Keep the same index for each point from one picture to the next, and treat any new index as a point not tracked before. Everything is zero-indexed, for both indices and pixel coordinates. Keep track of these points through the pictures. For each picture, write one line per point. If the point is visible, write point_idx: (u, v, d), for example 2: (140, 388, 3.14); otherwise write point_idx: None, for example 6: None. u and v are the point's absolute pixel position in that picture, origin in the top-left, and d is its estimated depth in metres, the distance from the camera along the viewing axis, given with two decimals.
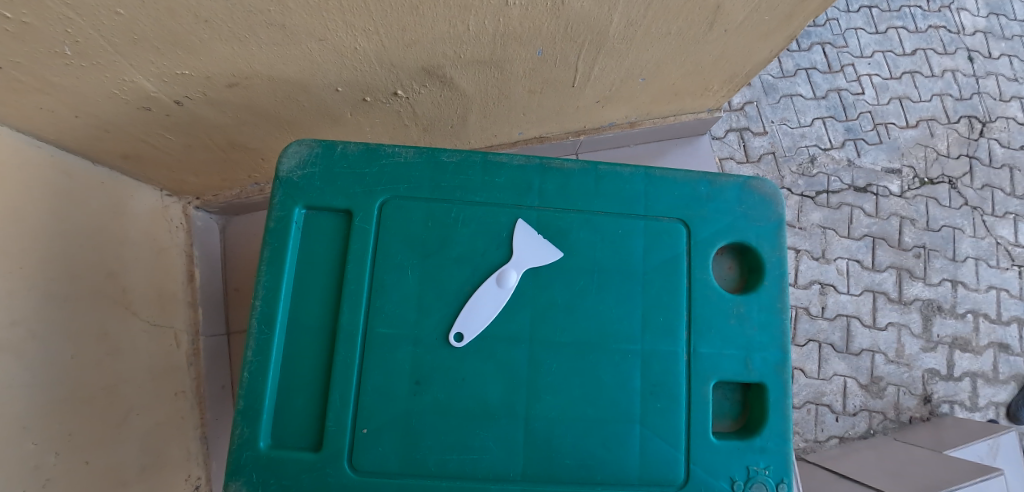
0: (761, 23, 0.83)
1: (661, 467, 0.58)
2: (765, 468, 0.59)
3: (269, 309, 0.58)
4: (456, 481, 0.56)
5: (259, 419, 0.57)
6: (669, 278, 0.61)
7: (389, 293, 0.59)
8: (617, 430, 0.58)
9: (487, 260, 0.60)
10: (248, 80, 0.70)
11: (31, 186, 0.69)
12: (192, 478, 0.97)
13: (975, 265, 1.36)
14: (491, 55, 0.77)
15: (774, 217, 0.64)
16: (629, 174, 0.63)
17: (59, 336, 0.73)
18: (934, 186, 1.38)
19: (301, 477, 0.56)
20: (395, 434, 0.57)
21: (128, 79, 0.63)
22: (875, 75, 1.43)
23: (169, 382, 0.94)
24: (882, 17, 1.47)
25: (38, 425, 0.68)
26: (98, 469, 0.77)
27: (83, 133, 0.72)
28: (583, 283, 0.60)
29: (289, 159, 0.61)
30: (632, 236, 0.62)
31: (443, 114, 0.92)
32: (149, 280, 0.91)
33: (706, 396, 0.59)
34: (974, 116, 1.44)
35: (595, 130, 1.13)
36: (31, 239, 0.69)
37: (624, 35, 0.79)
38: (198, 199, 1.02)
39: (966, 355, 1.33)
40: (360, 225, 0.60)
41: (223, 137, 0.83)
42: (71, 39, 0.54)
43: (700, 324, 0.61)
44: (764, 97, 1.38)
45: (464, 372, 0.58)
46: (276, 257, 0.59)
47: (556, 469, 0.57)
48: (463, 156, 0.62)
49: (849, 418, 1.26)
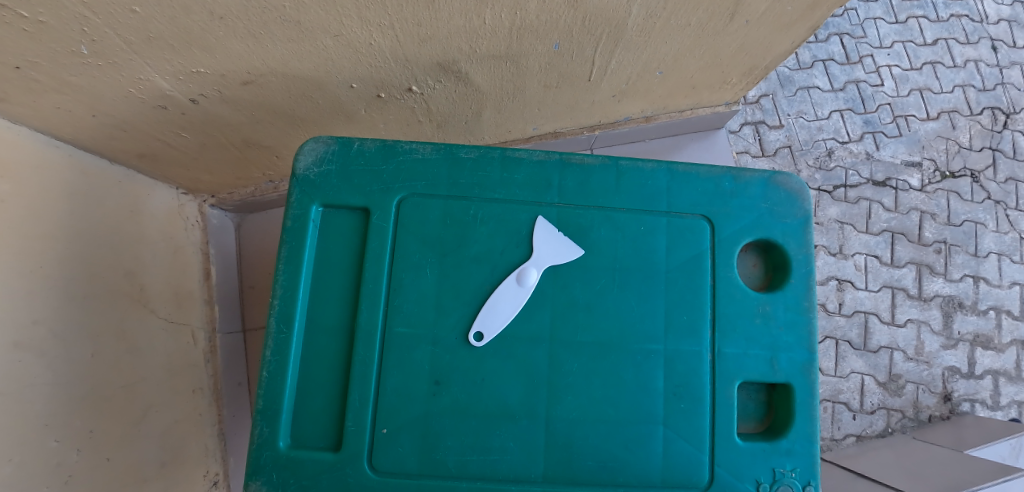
0: (783, 14, 0.81)
1: (684, 469, 0.57)
2: (790, 471, 0.58)
3: (287, 308, 0.58)
4: (476, 482, 0.56)
5: (278, 420, 0.56)
6: (692, 277, 0.60)
7: (407, 293, 0.58)
8: (638, 431, 0.57)
9: (506, 258, 0.59)
10: (262, 77, 0.69)
11: (48, 185, 0.69)
12: (209, 474, 0.98)
13: (998, 261, 1.32)
14: (507, 49, 0.76)
15: (800, 213, 0.62)
16: (651, 170, 0.61)
17: (80, 334, 0.73)
18: (956, 179, 1.35)
19: (320, 478, 0.56)
20: (414, 434, 0.56)
21: (144, 77, 0.63)
22: (895, 66, 1.39)
23: (187, 379, 0.94)
24: (902, 5, 1.43)
25: (60, 423, 0.69)
26: (118, 467, 0.77)
27: (99, 132, 0.71)
28: (603, 282, 0.59)
29: (306, 157, 0.60)
30: (654, 234, 0.60)
31: (457, 110, 0.91)
32: (166, 278, 0.92)
33: (731, 397, 0.58)
34: (998, 108, 1.40)
35: (610, 125, 1.11)
36: (50, 238, 0.69)
37: (643, 27, 0.78)
38: (213, 197, 1.02)
39: (987, 353, 1.30)
40: (378, 223, 0.59)
41: (237, 135, 0.83)
42: (87, 38, 0.54)
43: (724, 323, 0.59)
44: (780, 89, 1.35)
45: (484, 372, 0.57)
46: (293, 256, 0.59)
47: (577, 471, 0.56)
48: (481, 153, 0.61)
49: (866, 416, 1.24)
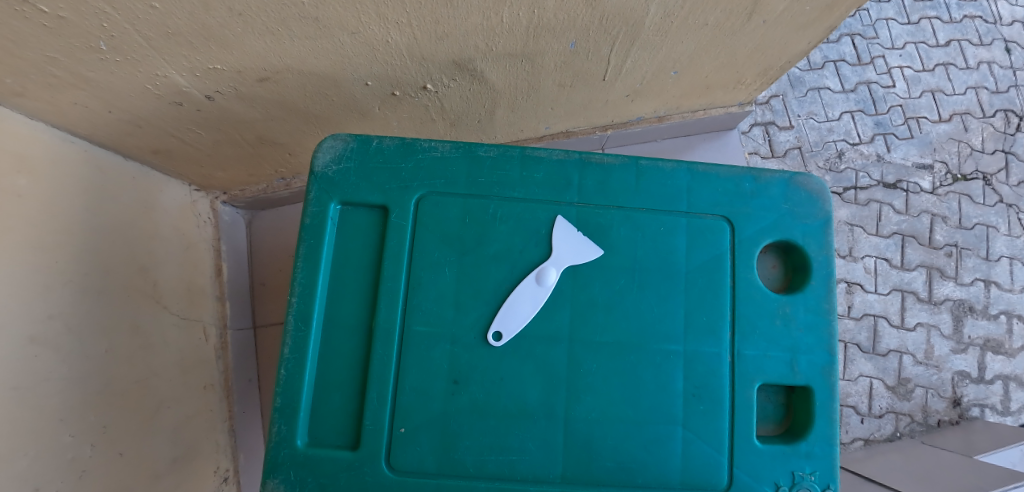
0: (801, 14, 0.80)
1: (703, 471, 0.57)
2: (811, 474, 0.57)
3: (305, 305, 0.58)
4: (494, 482, 0.55)
5: (296, 417, 0.56)
6: (712, 278, 0.59)
7: (426, 291, 0.58)
8: (657, 432, 0.57)
9: (525, 257, 0.59)
10: (279, 74, 0.69)
11: (64, 180, 0.69)
12: (220, 470, 0.98)
13: (1010, 265, 1.31)
14: (523, 48, 0.76)
15: (821, 215, 0.61)
16: (671, 169, 0.61)
17: (95, 329, 0.73)
18: (967, 182, 1.34)
19: (338, 476, 0.55)
20: (432, 434, 0.56)
21: (161, 73, 0.63)
22: (907, 67, 1.38)
23: (198, 376, 0.94)
24: (915, 6, 1.42)
25: (74, 418, 0.69)
26: (131, 462, 0.77)
27: (115, 128, 0.72)
28: (622, 282, 0.59)
29: (324, 154, 0.60)
30: (674, 234, 0.60)
31: (471, 108, 0.90)
32: (179, 274, 0.92)
33: (750, 399, 0.58)
34: (1011, 110, 1.39)
35: (622, 125, 1.11)
36: (66, 233, 0.69)
37: (659, 27, 0.77)
38: (225, 193, 1.02)
39: (998, 358, 1.28)
40: (396, 221, 0.59)
41: (251, 132, 0.83)
42: (107, 34, 0.54)
43: (744, 324, 0.59)
44: (790, 90, 1.35)
45: (502, 371, 0.57)
46: (312, 253, 0.59)
47: (595, 472, 0.56)
48: (501, 151, 0.60)
49: (874, 420, 1.23)
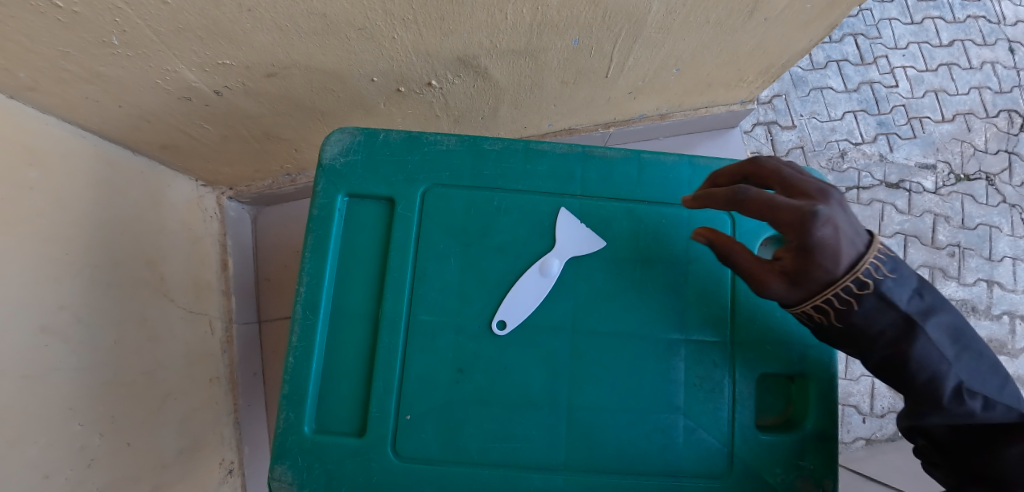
0: (802, 12, 0.81)
1: (703, 459, 0.57)
2: (810, 463, 0.58)
3: (313, 295, 0.59)
4: (498, 469, 0.56)
5: (303, 404, 0.57)
6: (713, 269, 0.60)
7: (431, 281, 0.59)
8: (658, 421, 0.58)
9: (530, 248, 0.60)
10: (285, 70, 0.70)
11: (75, 174, 0.70)
12: (225, 462, 0.99)
13: (1013, 265, 1.31)
14: (526, 45, 0.77)
15: None
16: (672, 163, 0.62)
17: (104, 321, 0.74)
18: (970, 182, 1.34)
19: (345, 462, 0.56)
20: (437, 421, 0.57)
21: (171, 69, 0.64)
22: (910, 67, 1.39)
23: (204, 369, 0.95)
24: (918, 6, 1.42)
25: (83, 407, 0.70)
26: (137, 452, 0.78)
27: (124, 123, 0.73)
28: (624, 273, 0.60)
29: (332, 147, 0.62)
30: (676, 226, 0.61)
31: (475, 105, 0.91)
32: (185, 268, 0.93)
33: (750, 389, 0.58)
34: (1015, 110, 1.39)
35: (624, 122, 1.12)
36: (76, 226, 0.70)
37: (661, 24, 0.78)
38: (231, 189, 1.03)
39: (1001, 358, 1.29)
40: (403, 212, 0.60)
41: (258, 127, 0.84)
42: (119, 29, 0.55)
43: (744, 315, 0.60)
44: (793, 90, 1.35)
45: (506, 360, 0.58)
46: (320, 243, 0.60)
47: (597, 460, 0.57)
48: (505, 145, 0.62)
49: (876, 420, 1.24)
